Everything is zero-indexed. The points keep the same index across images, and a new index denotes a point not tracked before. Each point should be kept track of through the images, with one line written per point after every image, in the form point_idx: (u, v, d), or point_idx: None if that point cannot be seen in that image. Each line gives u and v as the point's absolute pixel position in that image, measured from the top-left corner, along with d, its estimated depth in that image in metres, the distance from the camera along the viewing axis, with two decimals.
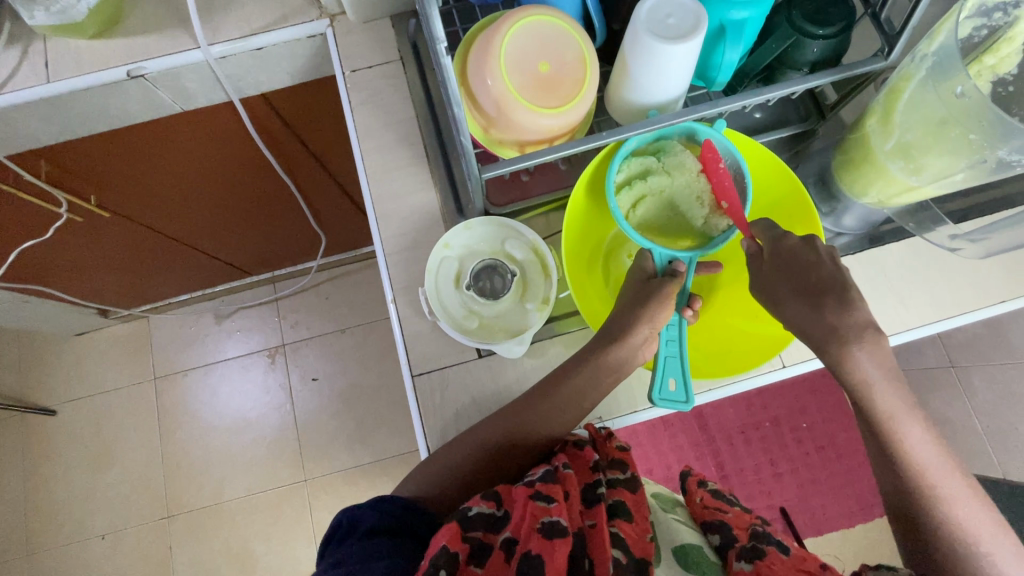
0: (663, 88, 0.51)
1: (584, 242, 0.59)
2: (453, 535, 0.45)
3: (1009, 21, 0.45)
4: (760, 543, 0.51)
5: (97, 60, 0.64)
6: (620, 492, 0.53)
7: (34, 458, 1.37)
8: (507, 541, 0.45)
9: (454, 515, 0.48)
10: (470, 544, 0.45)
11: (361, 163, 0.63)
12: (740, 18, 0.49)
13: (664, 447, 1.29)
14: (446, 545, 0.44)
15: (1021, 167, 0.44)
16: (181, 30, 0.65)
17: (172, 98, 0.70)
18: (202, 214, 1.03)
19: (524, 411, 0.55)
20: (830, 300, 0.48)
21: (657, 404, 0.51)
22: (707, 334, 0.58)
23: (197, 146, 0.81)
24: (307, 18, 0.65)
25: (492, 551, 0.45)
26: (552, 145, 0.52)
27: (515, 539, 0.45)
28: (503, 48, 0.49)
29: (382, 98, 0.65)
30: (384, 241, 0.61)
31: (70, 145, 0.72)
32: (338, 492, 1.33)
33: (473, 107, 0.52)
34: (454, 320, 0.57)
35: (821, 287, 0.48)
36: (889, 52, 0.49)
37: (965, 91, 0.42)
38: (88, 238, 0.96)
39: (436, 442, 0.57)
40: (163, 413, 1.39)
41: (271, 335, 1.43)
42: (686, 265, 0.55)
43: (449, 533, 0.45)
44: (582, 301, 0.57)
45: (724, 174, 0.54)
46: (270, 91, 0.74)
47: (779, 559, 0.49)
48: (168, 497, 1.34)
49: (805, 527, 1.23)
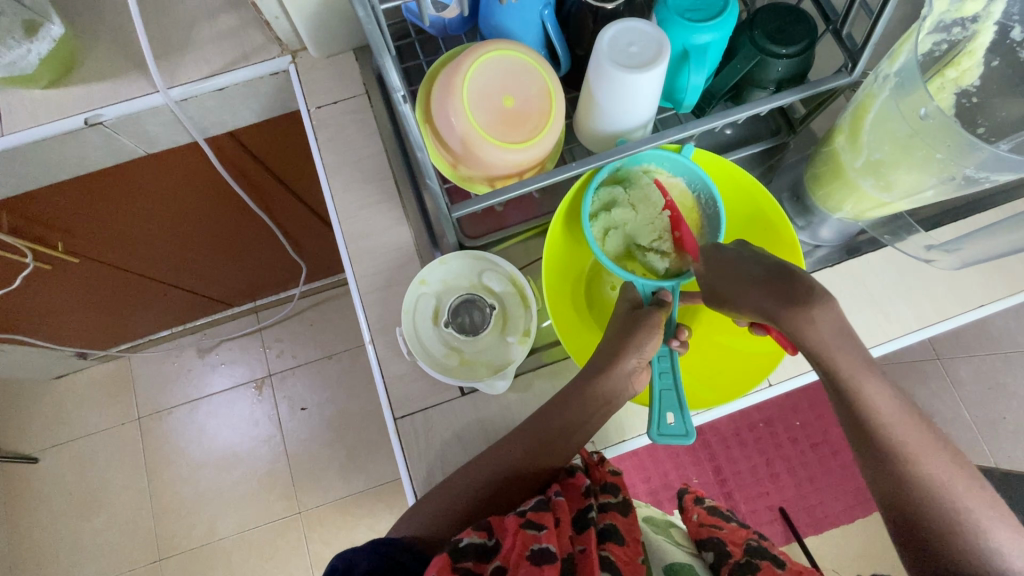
0: (630, 116, 0.51)
1: (563, 272, 0.58)
2: (442, 566, 0.44)
3: (968, 35, 0.46)
4: (753, 558, 0.51)
5: (52, 110, 0.62)
6: (612, 514, 0.53)
7: (17, 508, 1.33)
8: (498, 569, 0.44)
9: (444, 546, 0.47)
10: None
11: (332, 201, 0.62)
12: (704, 42, 0.49)
13: (660, 456, 1.28)
14: None
15: (989, 182, 0.44)
16: (138, 75, 0.63)
17: (135, 143, 0.68)
18: (176, 251, 1.00)
19: (512, 448, 0.53)
20: (779, 283, 0.44)
21: (658, 440, 0.50)
22: (698, 356, 0.57)
23: (165, 184, 0.79)
24: (268, 55, 0.64)
25: None
26: (523, 178, 0.51)
27: (506, 567, 0.45)
28: (466, 84, 0.48)
29: (350, 134, 0.64)
30: (359, 280, 0.60)
31: (30, 195, 0.70)
32: (333, 522, 1.31)
33: (440, 144, 0.51)
34: (434, 359, 0.56)
35: (772, 275, 0.45)
36: (853, 67, 0.49)
37: (928, 113, 0.42)
38: (58, 283, 0.93)
39: (423, 485, 0.55)
40: (149, 453, 1.36)
41: (257, 366, 1.40)
42: (671, 294, 0.54)
43: (438, 564, 0.44)
44: (565, 333, 0.56)
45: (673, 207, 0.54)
46: (236, 129, 0.73)
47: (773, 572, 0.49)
48: (159, 541, 1.31)
49: (804, 525, 1.24)
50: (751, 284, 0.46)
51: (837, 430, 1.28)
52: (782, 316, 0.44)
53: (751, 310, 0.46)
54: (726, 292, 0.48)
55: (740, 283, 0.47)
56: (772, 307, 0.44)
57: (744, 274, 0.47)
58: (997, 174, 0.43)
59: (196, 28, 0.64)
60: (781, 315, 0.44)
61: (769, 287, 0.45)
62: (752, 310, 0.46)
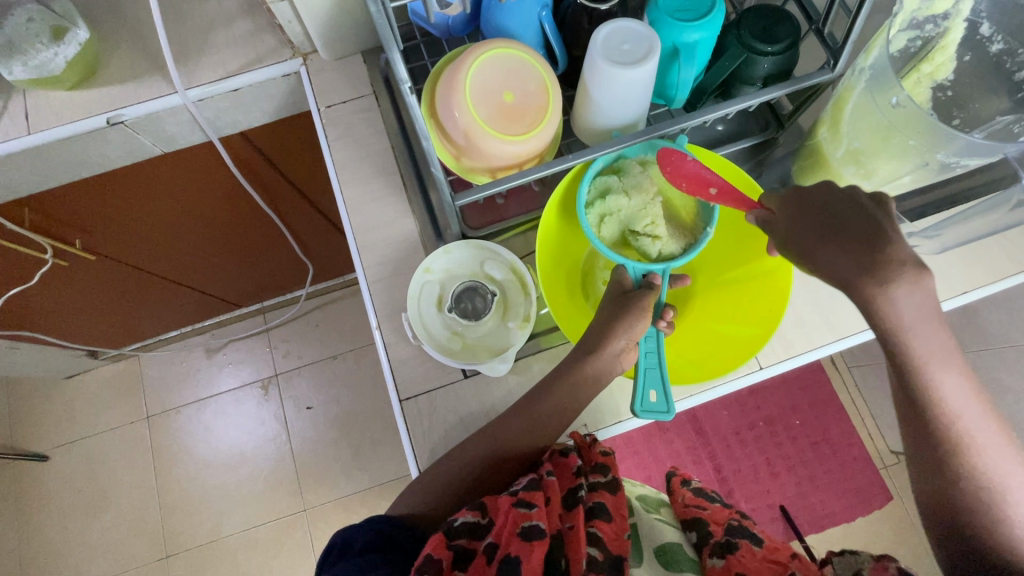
0: (622, 111, 0.54)
1: (559, 260, 0.61)
2: (437, 543, 0.47)
3: (940, 31, 0.49)
4: (733, 538, 0.54)
5: (76, 110, 0.65)
6: (600, 493, 0.54)
7: (27, 506, 1.35)
8: (489, 546, 0.47)
9: (440, 526, 0.49)
10: (456, 552, 0.47)
11: (341, 195, 0.65)
12: (693, 40, 0.52)
13: (661, 453, 1.29)
14: (430, 554, 0.46)
15: (961, 167, 0.47)
16: (157, 76, 0.66)
17: (153, 142, 0.72)
18: (188, 251, 1.04)
19: (512, 427, 0.56)
20: (868, 245, 0.42)
21: (640, 416, 0.53)
22: (687, 339, 0.60)
23: (180, 183, 0.83)
24: (280, 58, 0.67)
25: (475, 556, 0.47)
26: (521, 169, 0.54)
27: (497, 543, 0.47)
28: (468, 81, 0.51)
29: (357, 132, 0.67)
30: (366, 270, 0.63)
31: (52, 192, 0.73)
32: (338, 520, 1.33)
33: (444, 137, 0.54)
34: (438, 343, 0.58)
35: (857, 234, 0.42)
36: (834, 64, 0.52)
37: (900, 101, 0.45)
38: (74, 281, 0.96)
39: (427, 464, 0.58)
40: (157, 451, 1.38)
41: (263, 366, 1.43)
42: (660, 278, 0.56)
43: (433, 543, 0.47)
44: (559, 315, 0.59)
45: (696, 164, 0.53)
46: (249, 129, 0.76)
47: (750, 552, 0.52)
48: (166, 538, 1.33)
49: (805, 523, 1.25)
50: (830, 243, 0.43)
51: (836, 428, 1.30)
52: (858, 286, 0.42)
53: (826, 273, 0.44)
54: (802, 247, 0.45)
55: (821, 240, 0.44)
56: (853, 271, 0.42)
57: (821, 233, 0.44)
58: (967, 159, 0.46)
59: (213, 32, 0.68)
60: (855, 281, 0.42)
61: (851, 249, 0.42)
62: (829, 274, 0.44)
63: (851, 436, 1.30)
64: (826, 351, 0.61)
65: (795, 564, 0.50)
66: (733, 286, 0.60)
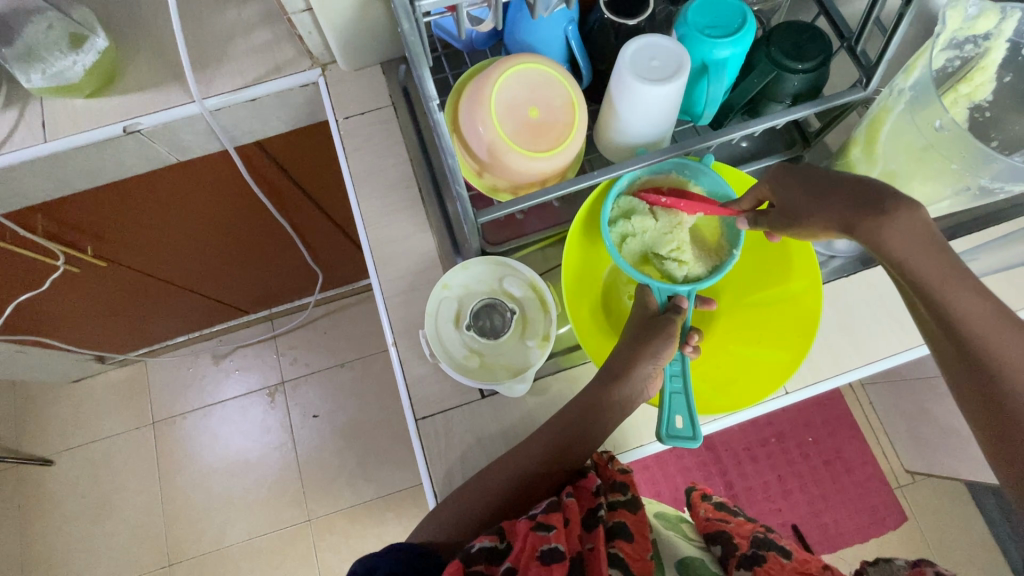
0: (647, 127, 0.52)
1: (582, 279, 0.60)
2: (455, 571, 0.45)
3: (980, 52, 0.47)
4: (760, 550, 0.52)
5: (92, 118, 0.65)
6: (621, 512, 0.53)
7: (30, 511, 1.34)
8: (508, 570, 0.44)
9: (457, 554, 0.48)
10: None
11: (358, 208, 0.64)
12: (723, 57, 0.51)
13: (671, 469, 1.27)
14: None
15: (1002, 192, 0.46)
16: (175, 85, 0.66)
17: (168, 150, 0.71)
18: (198, 258, 1.03)
19: (532, 450, 0.54)
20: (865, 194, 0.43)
21: (666, 441, 0.51)
22: (712, 364, 0.58)
23: (193, 191, 0.82)
24: (299, 68, 0.67)
25: None
26: (545, 186, 0.53)
27: (516, 568, 0.45)
28: (493, 96, 0.50)
29: (375, 143, 0.66)
30: (382, 285, 0.62)
31: (66, 200, 0.72)
32: (342, 530, 1.31)
33: (466, 152, 0.53)
34: (456, 361, 0.57)
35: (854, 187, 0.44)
36: (867, 82, 0.51)
37: (943, 125, 0.43)
38: (84, 286, 0.95)
39: (442, 485, 0.56)
40: (162, 457, 1.37)
41: (270, 373, 1.42)
42: (687, 299, 0.55)
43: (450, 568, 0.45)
44: (583, 336, 0.57)
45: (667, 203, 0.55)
46: (265, 138, 0.75)
47: (779, 563, 0.50)
48: (168, 546, 1.31)
49: (818, 543, 1.22)
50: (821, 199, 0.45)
51: (849, 447, 1.28)
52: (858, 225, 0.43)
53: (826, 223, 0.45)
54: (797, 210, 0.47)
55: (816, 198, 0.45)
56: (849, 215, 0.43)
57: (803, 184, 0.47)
58: (1011, 185, 0.44)
59: (232, 41, 0.67)
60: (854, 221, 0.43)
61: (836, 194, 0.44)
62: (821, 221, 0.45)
63: (866, 455, 1.28)
64: (855, 375, 0.60)
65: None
66: (759, 308, 0.59)
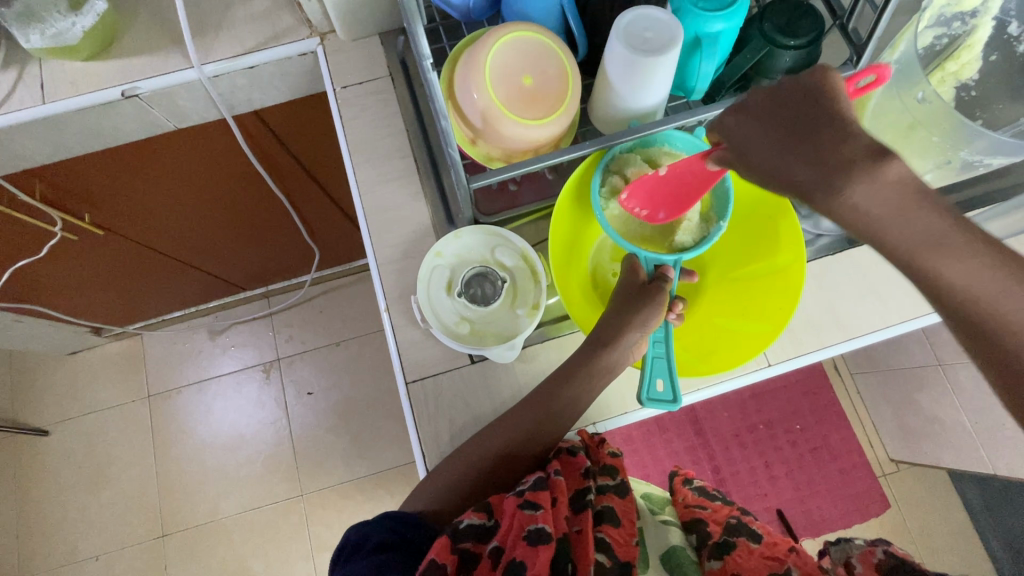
0: (641, 98, 0.53)
1: (570, 251, 0.61)
2: (442, 547, 0.46)
3: (967, 29, 0.49)
4: (731, 537, 0.55)
5: (91, 81, 0.65)
6: (609, 496, 0.55)
7: (24, 481, 1.35)
8: (495, 550, 0.46)
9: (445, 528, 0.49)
10: (460, 556, 0.47)
11: (353, 176, 0.65)
12: (716, 30, 0.51)
13: (660, 453, 1.28)
14: (435, 558, 0.45)
15: (982, 166, 0.48)
16: (174, 51, 0.66)
17: (166, 116, 0.71)
18: (195, 230, 1.03)
19: (519, 416, 0.55)
20: None
21: (646, 404, 0.53)
22: (695, 332, 0.60)
23: (193, 161, 0.82)
24: (298, 36, 0.67)
25: (481, 561, 0.47)
26: (538, 154, 0.53)
27: (503, 548, 0.46)
28: (488, 62, 0.51)
29: (371, 113, 0.67)
30: (377, 252, 0.63)
31: (63, 164, 0.73)
32: (334, 506, 1.33)
33: (461, 119, 0.54)
34: (447, 326, 0.58)
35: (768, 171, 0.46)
36: (857, 61, 0.51)
37: (926, 96, 0.45)
38: (79, 255, 0.96)
39: (431, 449, 0.58)
40: (157, 430, 1.38)
41: (265, 350, 1.43)
42: (673, 269, 0.55)
43: (440, 544, 0.46)
44: (569, 303, 0.58)
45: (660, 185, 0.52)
46: (263, 108, 0.76)
47: (747, 550, 0.53)
48: (163, 517, 1.33)
49: (802, 528, 1.24)
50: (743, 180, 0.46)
51: (835, 434, 1.30)
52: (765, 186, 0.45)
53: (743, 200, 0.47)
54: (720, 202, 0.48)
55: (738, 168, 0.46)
56: None
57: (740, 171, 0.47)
58: (990, 158, 0.46)
59: (230, 9, 0.67)
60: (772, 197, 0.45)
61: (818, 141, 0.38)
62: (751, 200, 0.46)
63: (852, 443, 1.30)
64: (838, 350, 0.61)
65: (792, 559, 0.51)
66: (744, 282, 0.60)
